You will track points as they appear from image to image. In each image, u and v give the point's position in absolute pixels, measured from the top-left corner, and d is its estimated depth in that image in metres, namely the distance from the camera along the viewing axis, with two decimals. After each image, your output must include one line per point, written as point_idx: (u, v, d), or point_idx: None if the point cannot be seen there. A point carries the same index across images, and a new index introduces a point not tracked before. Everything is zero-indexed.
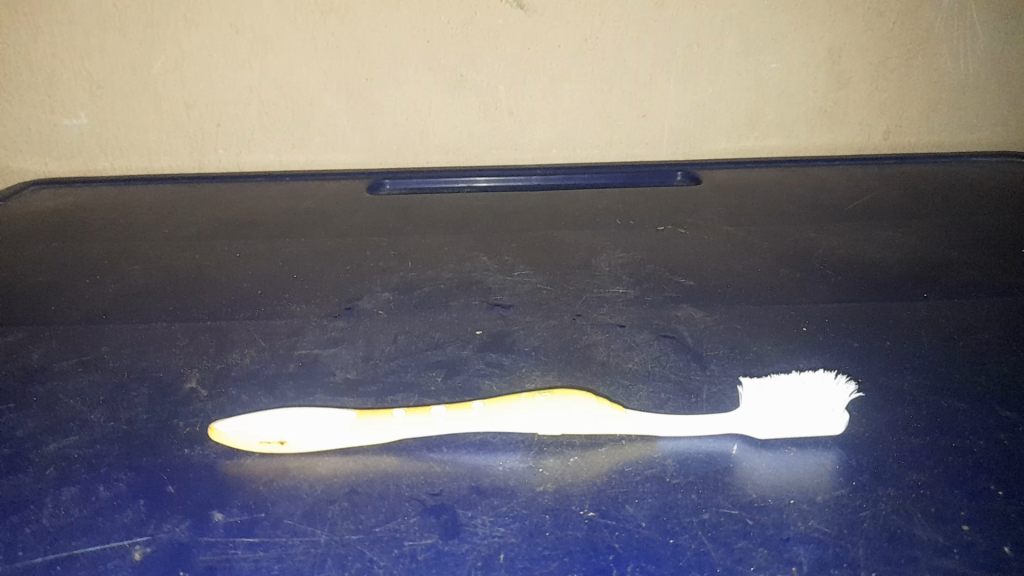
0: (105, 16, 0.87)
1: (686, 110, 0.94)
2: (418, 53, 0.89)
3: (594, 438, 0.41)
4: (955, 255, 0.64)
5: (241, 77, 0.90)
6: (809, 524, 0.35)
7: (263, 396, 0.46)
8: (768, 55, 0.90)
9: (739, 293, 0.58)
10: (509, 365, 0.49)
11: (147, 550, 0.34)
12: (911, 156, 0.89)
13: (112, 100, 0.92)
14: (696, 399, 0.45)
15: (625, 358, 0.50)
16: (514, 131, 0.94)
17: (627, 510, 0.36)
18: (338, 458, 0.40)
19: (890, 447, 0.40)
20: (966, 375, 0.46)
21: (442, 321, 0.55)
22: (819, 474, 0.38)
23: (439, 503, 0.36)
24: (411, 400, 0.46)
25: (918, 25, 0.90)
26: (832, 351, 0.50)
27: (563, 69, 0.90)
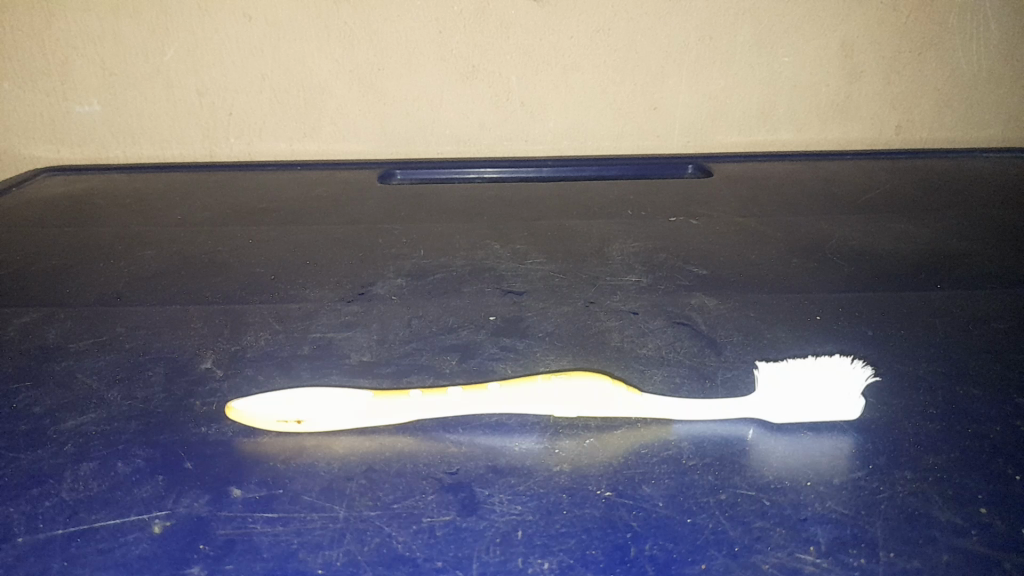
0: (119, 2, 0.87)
1: (697, 103, 0.93)
2: (430, 43, 0.89)
3: (610, 420, 0.41)
4: (969, 247, 0.64)
5: (254, 65, 0.90)
6: (826, 505, 0.35)
7: (278, 377, 0.46)
8: (780, 48, 0.90)
9: (752, 282, 0.58)
10: (523, 349, 0.49)
11: (166, 523, 0.34)
12: (923, 151, 0.89)
13: (124, 87, 0.92)
14: (711, 384, 0.45)
15: (639, 343, 0.50)
16: (525, 122, 0.94)
17: (644, 490, 0.36)
18: (354, 437, 0.40)
19: (906, 431, 0.40)
20: (982, 363, 0.46)
21: (456, 306, 0.55)
22: (835, 457, 0.38)
23: (456, 481, 0.37)
24: (426, 381, 0.46)
25: (931, 20, 0.90)
26: (846, 339, 0.50)
27: (575, 60, 0.90)
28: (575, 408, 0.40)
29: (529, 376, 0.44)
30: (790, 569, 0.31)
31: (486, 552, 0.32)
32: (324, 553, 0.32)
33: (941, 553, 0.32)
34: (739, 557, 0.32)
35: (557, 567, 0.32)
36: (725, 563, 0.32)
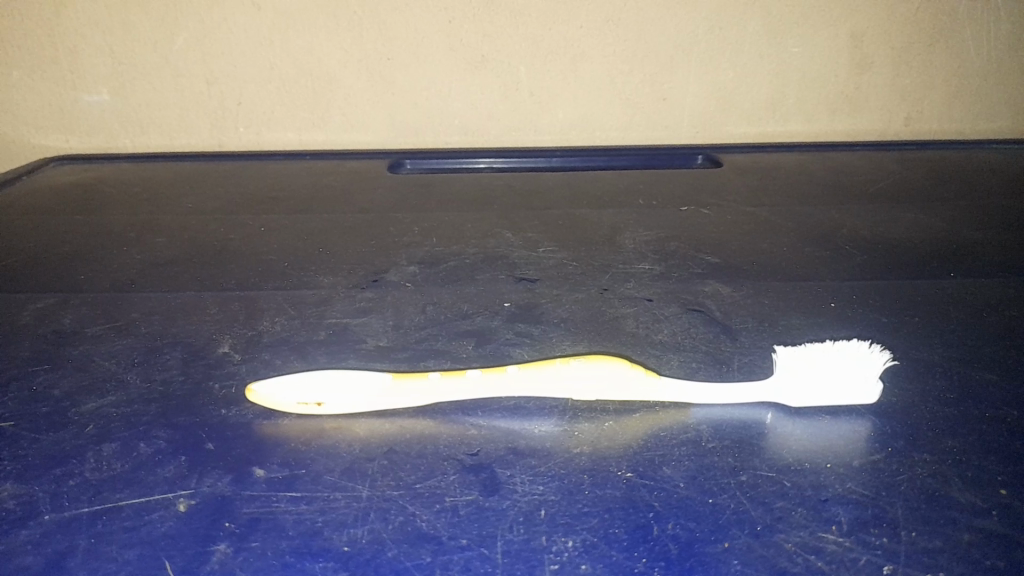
0: None
1: (706, 93, 0.93)
2: (440, 33, 0.89)
3: (628, 404, 0.41)
4: (981, 235, 0.64)
5: (264, 56, 0.90)
6: (847, 487, 0.35)
7: (295, 361, 0.47)
8: (790, 39, 0.90)
9: (765, 270, 0.59)
10: (539, 335, 0.49)
11: (190, 502, 0.34)
12: (932, 142, 0.89)
13: (134, 77, 0.92)
14: (727, 368, 0.45)
15: (654, 330, 0.50)
16: (534, 113, 0.94)
17: (664, 471, 0.36)
18: (373, 419, 0.40)
19: (923, 415, 0.40)
20: (997, 350, 0.46)
21: (470, 293, 0.56)
22: (853, 440, 0.38)
23: (477, 462, 0.37)
24: (443, 366, 0.46)
25: (941, 11, 0.90)
26: (860, 325, 0.50)
27: (584, 50, 0.90)
28: (593, 391, 0.41)
29: (547, 359, 0.44)
30: (812, 548, 0.32)
31: (509, 531, 0.33)
32: (349, 531, 0.33)
33: (962, 533, 0.32)
34: (761, 536, 0.32)
35: (580, 546, 0.32)
36: (747, 542, 0.32)
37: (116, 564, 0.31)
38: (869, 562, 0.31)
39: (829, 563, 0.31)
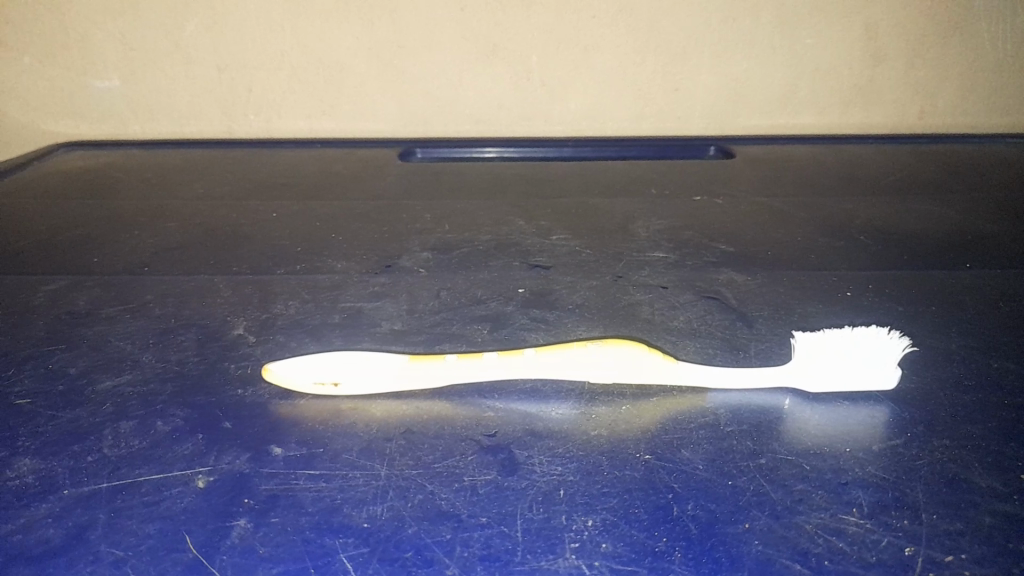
0: None
1: (719, 84, 0.93)
2: (452, 21, 0.89)
3: (644, 389, 0.41)
4: (997, 227, 0.64)
5: (276, 46, 0.90)
6: (866, 470, 0.35)
7: (310, 343, 0.47)
8: (804, 30, 0.90)
9: (779, 259, 0.58)
10: (553, 320, 0.49)
11: (209, 479, 0.34)
12: (946, 136, 0.88)
13: (144, 64, 0.92)
14: (744, 355, 0.45)
15: (669, 317, 0.50)
16: (546, 102, 0.93)
17: (683, 454, 0.36)
18: (390, 401, 0.40)
19: (941, 402, 0.40)
20: (1015, 339, 0.46)
21: (484, 279, 0.55)
22: (873, 425, 0.38)
23: (495, 443, 0.37)
24: (458, 349, 0.46)
25: (955, 4, 0.89)
26: (875, 314, 0.50)
27: (597, 39, 0.90)
28: (610, 375, 0.41)
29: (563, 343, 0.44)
30: (833, 529, 0.31)
31: (529, 510, 0.33)
32: (368, 509, 0.33)
33: (983, 516, 0.32)
34: (781, 517, 0.32)
35: (600, 525, 0.32)
36: (768, 523, 0.32)
37: (136, 537, 0.31)
38: (891, 543, 0.31)
39: (851, 544, 0.31)
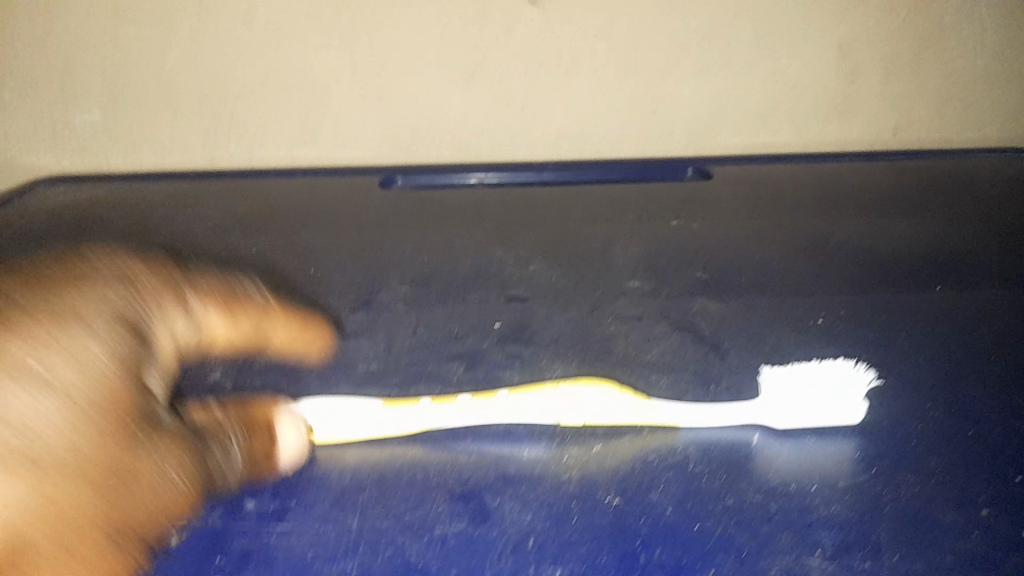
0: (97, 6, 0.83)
1: (698, 103, 0.91)
2: (433, 47, 0.85)
3: (616, 428, 0.41)
4: (972, 247, 0.65)
5: (245, 69, 0.86)
6: (831, 509, 0.36)
7: (286, 390, 0.48)
8: (779, 50, 0.88)
9: (755, 284, 0.59)
10: (528, 356, 0.50)
11: (184, 536, 0.36)
12: (918, 151, 0.89)
13: (112, 92, 0.87)
14: (716, 388, 0.46)
15: (644, 349, 0.50)
16: (530, 124, 0.90)
17: (653, 496, 0.36)
18: (363, 447, 0.40)
19: (908, 433, 0.40)
20: (982, 364, 0.47)
21: (461, 312, 0.56)
22: (840, 459, 0.39)
23: (467, 489, 0.37)
24: (434, 390, 0.47)
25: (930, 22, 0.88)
26: (847, 342, 0.50)
27: (578, 60, 0.87)
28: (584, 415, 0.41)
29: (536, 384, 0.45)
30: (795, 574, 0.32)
31: (499, 560, 0.33)
32: (338, 564, 0.34)
33: (945, 556, 0.33)
34: (746, 562, 0.33)
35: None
36: (733, 569, 0.33)
37: None
38: None
39: None
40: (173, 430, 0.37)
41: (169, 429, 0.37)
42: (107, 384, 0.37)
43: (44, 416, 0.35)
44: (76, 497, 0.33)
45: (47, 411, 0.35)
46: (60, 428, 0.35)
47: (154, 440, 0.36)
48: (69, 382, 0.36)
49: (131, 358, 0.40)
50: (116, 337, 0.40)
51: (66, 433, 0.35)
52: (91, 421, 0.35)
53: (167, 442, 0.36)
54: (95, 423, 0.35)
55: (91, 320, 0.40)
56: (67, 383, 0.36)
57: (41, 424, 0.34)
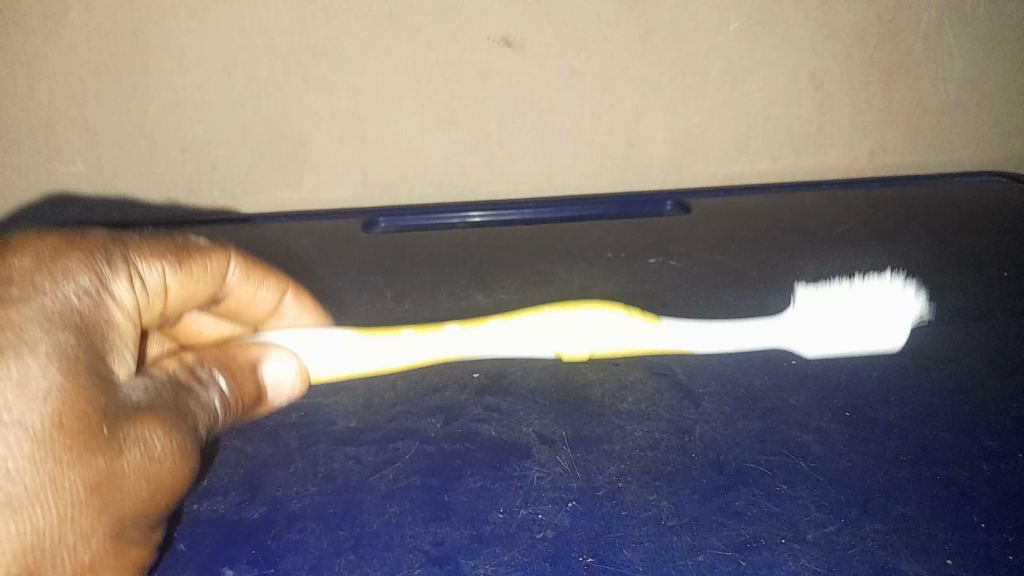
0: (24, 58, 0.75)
1: (676, 137, 0.86)
2: (409, 94, 0.80)
3: (606, 462, 0.46)
4: (955, 283, 0.64)
5: (213, 128, 0.80)
6: (799, 563, 0.40)
7: (267, 448, 0.48)
8: (756, 81, 0.83)
9: (735, 325, 0.58)
10: (507, 408, 0.51)
11: None
12: (900, 177, 0.89)
13: (87, 142, 0.80)
14: (689, 439, 0.48)
15: (619, 398, 0.51)
16: (505, 164, 0.86)
17: (624, 555, 0.41)
18: (348, 492, 0.45)
19: (851, 483, 0.44)
20: (953, 405, 0.50)
21: (440, 363, 0.56)
22: (807, 508, 0.43)
23: (442, 552, 0.41)
24: (413, 447, 0.48)
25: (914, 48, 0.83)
26: (817, 385, 0.51)
27: (552, 102, 0.82)
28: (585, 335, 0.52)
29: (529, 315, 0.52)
30: None
31: None
32: None
33: None
34: None
35: None
36: None
37: None
38: None
39: None
40: (159, 407, 0.39)
41: (143, 410, 0.38)
42: (83, 406, 0.34)
43: (47, 484, 0.33)
44: (80, 518, 0.34)
45: (65, 468, 0.33)
46: (31, 468, 0.32)
47: (128, 433, 0.36)
48: (56, 413, 0.33)
49: (79, 364, 0.35)
50: (63, 354, 0.34)
51: (44, 486, 0.33)
52: (71, 451, 0.33)
53: (152, 417, 0.38)
54: (74, 446, 0.34)
55: (29, 333, 0.34)
56: (24, 420, 0.32)
57: (46, 481, 0.33)
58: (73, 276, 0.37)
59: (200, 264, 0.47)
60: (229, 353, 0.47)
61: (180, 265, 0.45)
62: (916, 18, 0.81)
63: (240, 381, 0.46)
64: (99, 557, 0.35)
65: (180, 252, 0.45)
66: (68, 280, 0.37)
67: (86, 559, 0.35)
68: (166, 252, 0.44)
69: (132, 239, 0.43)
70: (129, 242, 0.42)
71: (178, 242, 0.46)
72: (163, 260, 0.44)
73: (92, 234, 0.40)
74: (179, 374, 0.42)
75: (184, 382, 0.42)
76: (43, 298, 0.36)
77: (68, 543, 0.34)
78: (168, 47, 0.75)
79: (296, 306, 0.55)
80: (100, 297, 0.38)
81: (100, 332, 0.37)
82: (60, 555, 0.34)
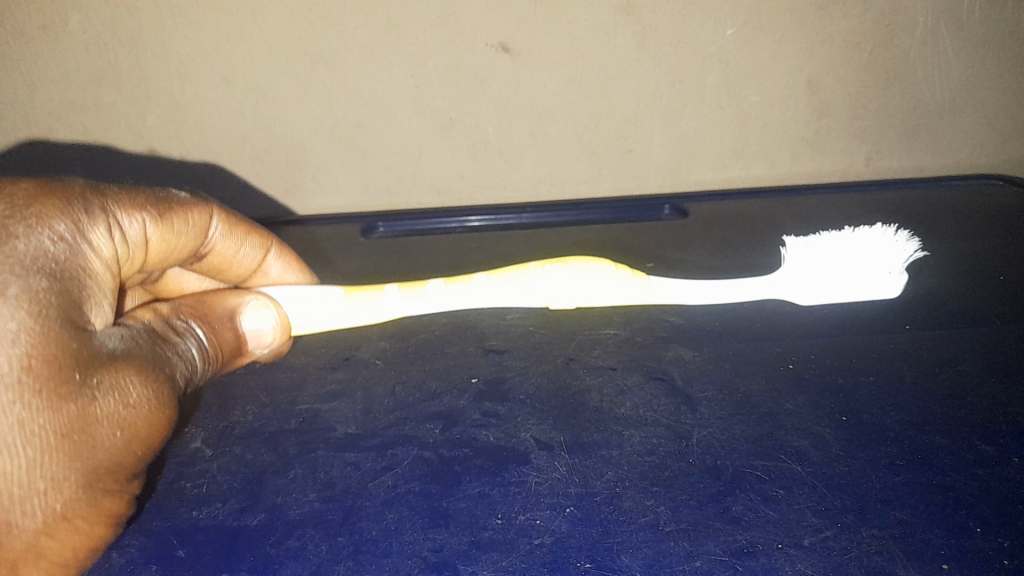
0: (23, 68, 0.76)
1: (674, 141, 0.86)
2: (408, 99, 0.80)
3: (607, 466, 0.47)
4: (950, 287, 0.64)
5: (219, 138, 0.81)
6: (797, 568, 0.40)
7: (267, 455, 0.49)
8: (750, 88, 0.83)
9: (734, 330, 0.59)
10: (505, 414, 0.51)
11: None
12: (894, 181, 0.90)
13: (89, 147, 0.80)
14: (687, 444, 0.48)
15: (618, 403, 0.51)
16: (504, 169, 0.86)
17: (622, 560, 0.41)
18: (346, 497, 0.45)
19: (847, 489, 0.44)
20: (949, 409, 0.50)
21: (439, 368, 0.56)
22: (805, 515, 0.43)
23: (441, 559, 0.42)
24: (412, 454, 0.48)
25: (908, 52, 0.83)
26: (813, 390, 0.52)
27: (550, 107, 0.82)
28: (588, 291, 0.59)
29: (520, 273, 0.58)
30: None
31: None
32: None
33: None
34: None
35: None
36: None
37: None
38: None
39: None
40: (135, 354, 0.40)
41: (117, 357, 0.38)
42: (59, 357, 0.35)
43: (14, 428, 0.33)
44: (50, 464, 0.34)
45: (36, 412, 0.34)
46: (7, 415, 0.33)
47: (101, 377, 0.37)
48: (25, 356, 0.33)
49: (52, 309, 0.35)
50: (35, 298, 0.34)
51: (14, 429, 0.33)
52: (42, 394, 0.34)
53: (125, 365, 0.38)
54: (44, 390, 0.34)
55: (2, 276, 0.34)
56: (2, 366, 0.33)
57: (16, 424, 0.33)
58: (48, 223, 0.37)
59: (177, 220, 0.48)
60: (209, 307, 0.49)
61: (158, 217, 0.46)
62: (912, 23, 0.81)
63: (221, 335, 0.49)
64: (69, 505, 0.35)
65: (157, 206, 0.46)
66: (44, 227, 0.37)
67: (58, 508, 0.35)
68: (145, 206, 0.45)
69: (108, 190, 0.43)
70: (107, 194, 0.43)
71: (157, 197, 0.47)
72: (142, 213, 0.45)
73: (71, 185, 0.40)
74: (156, 327, 0.43)
75: (158, 334, 0.43)
76: (18, 243, 0.35)
77: (39, 490, 0.34)
78: (166, 55, 0.76)
79: (279, 264, 0.59)
80: (76, 244, 0.38)
81: (76, 278, 0.37)
82: (29, 502, 0.34)
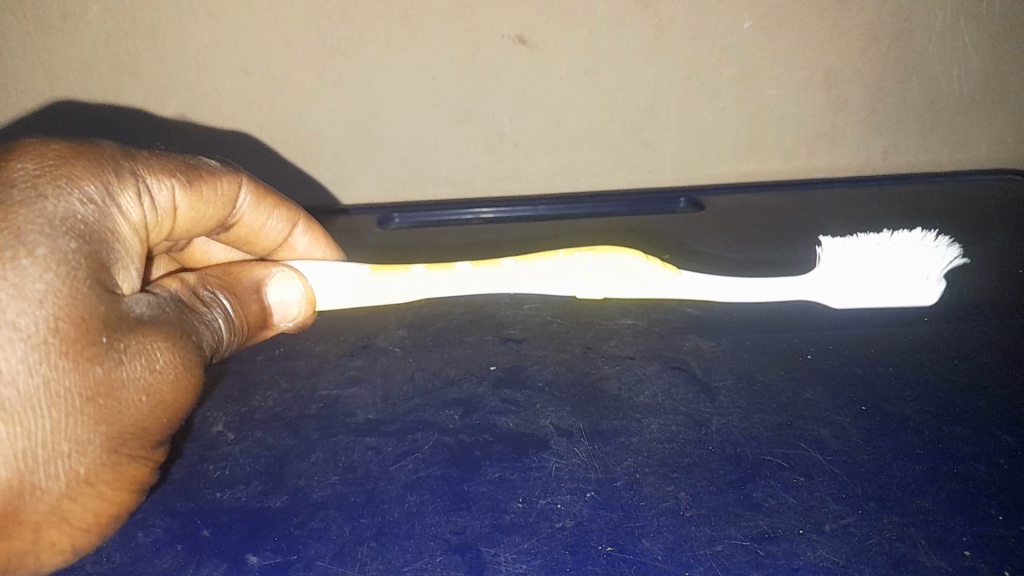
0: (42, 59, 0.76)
1: (689, 133, 0.86)
2: (424, 92, 0.81)
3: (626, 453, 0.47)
4: (970, 281, 0.64)
5: (233, 127, 0.81)
6: (817, 554, 0.40)
7: (288, 439, 0.49)
8: (766, 80, 0.83)
9: (752, 322, 0.58)
10: (523, 402, 0.51)
11: None
12: (910, 175, 0.90)
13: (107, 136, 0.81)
14: (707, 432, 0.48)
15: (636, 391, 0.52)
16: (519, 161, 0.86)
17: (643, 544, 0.41)
18: (369, 481, 0.46)
19: (867, 477, 0.44)
20: (969, 401, 0.50)
21: (457, 356, 0.56)
22: (825, 502, 0.43)
23: (463, 541, 0.42)
24: (432, 439, 0.48)
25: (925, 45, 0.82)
26: (832, 380, 0.52)
27: (566, 100, 0.82)
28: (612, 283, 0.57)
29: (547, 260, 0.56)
30: None
31: None
32: None
33: None
34: None
35: None
36: None
37: None
38: None
39: None
40: (161, 322, 0.40)
41: (144, 323, 0.38)
42: (86, 322, 0.35)
43: (40, 389, 0.33)
44: (76, 426, 0.35)
45: (62, 373, 0.34)
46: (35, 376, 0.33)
47: (128, 342, 0.37)
48: (53, 317, 0.34)
49: (80, 270, 0.35)
50: (62, 259, 0.35)
51: (40, 389, 0.33)
52: (68, 356, 0.34)
53: (153, 330, 0.39)
54: (71, 351, 0.34)
55: (31, 235, 0.34)
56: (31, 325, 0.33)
57: (41, 384, 0.33)
58: (79, 185, 0.38)
59: (208, 189, 0.48)
60: (233, 278, 0.49)
61: (188, 184, 0.46)
62: (931, 16, 0.81)
63: (244, 305, 0.49)
64: (92, 470, 0.36)
65: (188, 174, 0.46)
66: (75, 189, 0.37)
67: (81, 471, 0.36)
68: (175, 173, 0.45)
69: (141, 156, 0.43)
70: (138, 159, 0.43)
71: (188, 165, 0.47)
72: (172, 180, 0.45)
73: (103, 148, 0.41)
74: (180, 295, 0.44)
75: (184, 303, 0.43)
76: (48, 203, 0.36)
77: (63, 452, 0.35)
78: (184, 46, 0.76)
79: (306, 238, 0.59)
80: (106, 208, 0.39)
81: (104, 243, 0.38)
82: (54, 464, 0.34)
